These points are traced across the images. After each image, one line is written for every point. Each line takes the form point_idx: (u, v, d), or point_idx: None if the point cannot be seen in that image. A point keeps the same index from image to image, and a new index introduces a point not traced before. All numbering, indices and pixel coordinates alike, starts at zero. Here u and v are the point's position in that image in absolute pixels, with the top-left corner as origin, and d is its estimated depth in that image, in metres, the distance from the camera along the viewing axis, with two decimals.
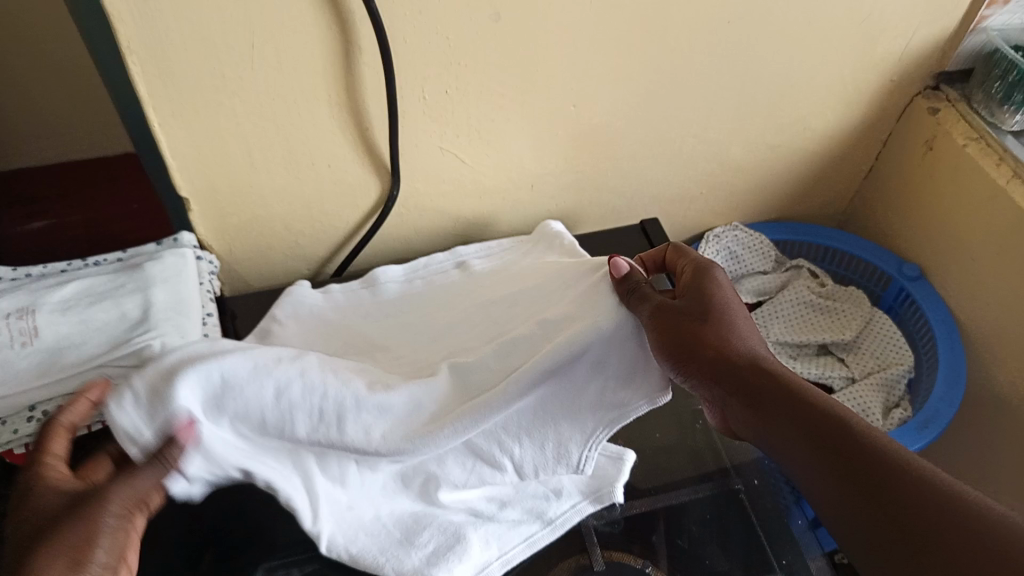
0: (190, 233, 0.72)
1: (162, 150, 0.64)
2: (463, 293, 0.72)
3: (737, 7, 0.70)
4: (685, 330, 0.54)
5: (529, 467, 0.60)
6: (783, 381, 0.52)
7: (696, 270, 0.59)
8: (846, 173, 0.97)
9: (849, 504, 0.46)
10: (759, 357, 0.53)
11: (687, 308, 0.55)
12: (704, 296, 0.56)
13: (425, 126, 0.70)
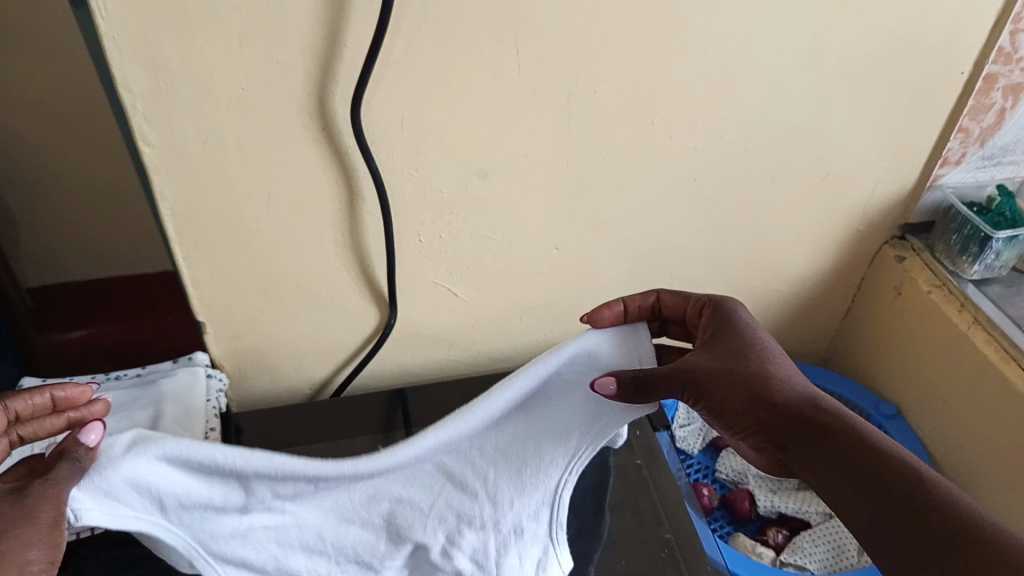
0: (204, 353, 0.79)
1: (185, 280, 0.72)
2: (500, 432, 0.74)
3: (704, 166, 0.79)
4: (722, 376, 0.56)
5: (503, 490, 0.68)
6: (802, 413, 0.54)
7: (721, 309, 0.61)
8: (825, 312, 1.03)
9: (875, 520, 0.47)
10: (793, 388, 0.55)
11: (714, 356, 0.58)
12: (728, 343, 0.58)
13: (420, 263, 0.78)
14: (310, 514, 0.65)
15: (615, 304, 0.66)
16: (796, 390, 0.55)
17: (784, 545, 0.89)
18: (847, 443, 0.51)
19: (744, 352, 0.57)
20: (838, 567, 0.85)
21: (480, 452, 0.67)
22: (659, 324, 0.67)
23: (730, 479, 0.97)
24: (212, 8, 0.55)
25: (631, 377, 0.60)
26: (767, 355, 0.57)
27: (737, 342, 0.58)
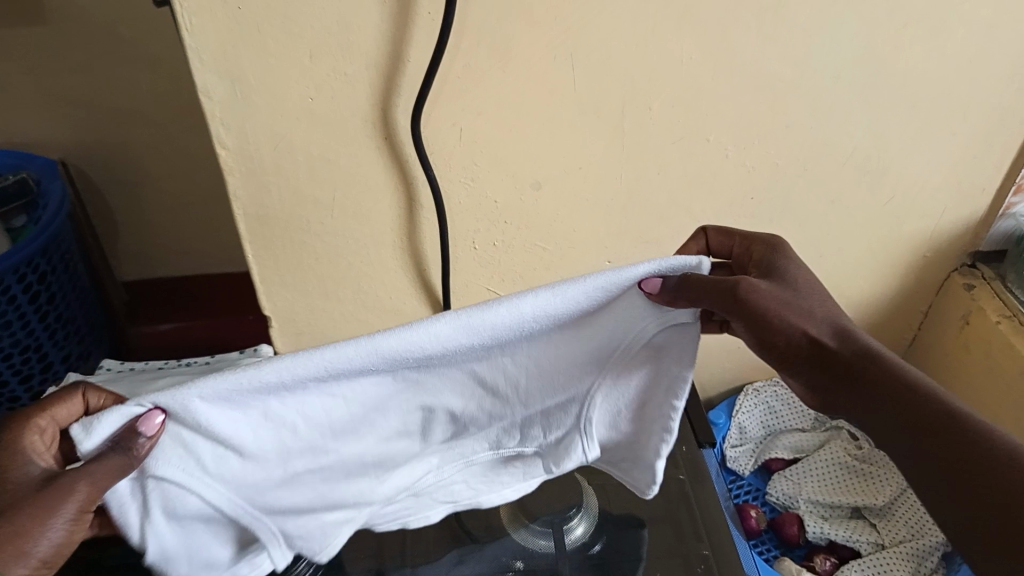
0: (269, 345, 0.84)
1: (254, 276, 0.77)
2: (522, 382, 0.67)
3: (760, 186, 0.79)
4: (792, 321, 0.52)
5: (534, 392, 0.59)
6: (885, 369, 0.51)
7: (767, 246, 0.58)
8: (889, 338, 1.01)
9: (968, 485, 0.47)
10: (839, 336, 0.53)
11: (790, 304, 0.53)
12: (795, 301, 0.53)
13: (476, 271, 0.81)
14: (345, 451, 0.57)
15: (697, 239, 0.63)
16: (841, 332, 0.53)
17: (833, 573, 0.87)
18: (902, 415, 0.50)
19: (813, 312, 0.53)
20: None
21: (526, 369, 0.58)
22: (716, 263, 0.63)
23: (780, 503, 0.96)
24: (283, 23, 0.60)
25: (667, 288, 0.53)
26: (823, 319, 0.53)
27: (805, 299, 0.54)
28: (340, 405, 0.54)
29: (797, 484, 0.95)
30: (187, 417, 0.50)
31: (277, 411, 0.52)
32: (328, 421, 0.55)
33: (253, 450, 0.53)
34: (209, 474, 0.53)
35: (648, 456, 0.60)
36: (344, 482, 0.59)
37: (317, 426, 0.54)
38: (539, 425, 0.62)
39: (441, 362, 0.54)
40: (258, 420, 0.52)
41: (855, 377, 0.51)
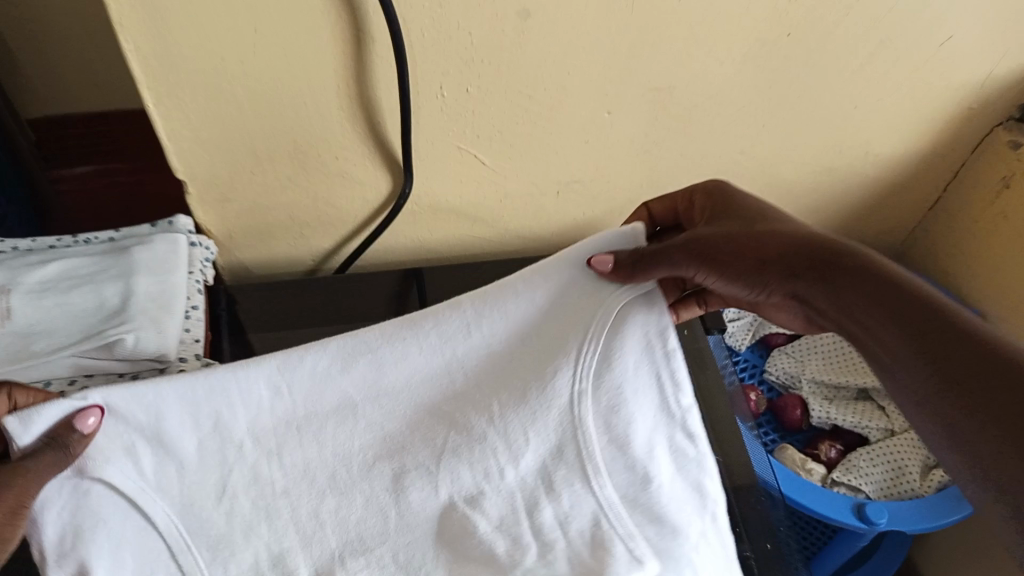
0: (187, 217, 0.67)
1: (159, 131, 0.60)
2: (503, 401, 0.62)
3: (800, 20, 0.63)
4: (764, 257, 0.49)
5: (514, 436, 0.59)
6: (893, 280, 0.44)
7: (711, 190, 0.56)
8: (909, 202, 0.89)
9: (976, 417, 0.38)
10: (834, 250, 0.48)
11: (761, 233, 0.50)
12: (771, 235, 0.50)
13: (443, 127, 0.65)
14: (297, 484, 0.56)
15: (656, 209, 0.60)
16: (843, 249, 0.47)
17: (837, 462, 0.81)
18: (901, 316, 0.42)
19: (795, 237, 0.49)
20: (894, 492, 0.77)
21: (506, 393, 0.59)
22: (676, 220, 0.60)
23: (780, 383, 0.88)
24: None
25: (621, 262, 0.55)
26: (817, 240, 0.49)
27: (789, 229, 0.50)
28: (311, 433, 0.56)
29: (800, 364, 0.86)
30: (136, 416, 0.50)
31: (230, 428, 0.53)
32: (296, 454, 0.56)
33: (196, 468, 0.53)
34: (160, 495, 0.52)
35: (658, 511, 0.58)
36: (307, 521, 0.57)
37: (273, 455, 0.55)
38: (528, 479, 0.60)
39: (397, 383, 0.57)
40: (225, 446, 0.54)
41: (850, 299, 0.45)
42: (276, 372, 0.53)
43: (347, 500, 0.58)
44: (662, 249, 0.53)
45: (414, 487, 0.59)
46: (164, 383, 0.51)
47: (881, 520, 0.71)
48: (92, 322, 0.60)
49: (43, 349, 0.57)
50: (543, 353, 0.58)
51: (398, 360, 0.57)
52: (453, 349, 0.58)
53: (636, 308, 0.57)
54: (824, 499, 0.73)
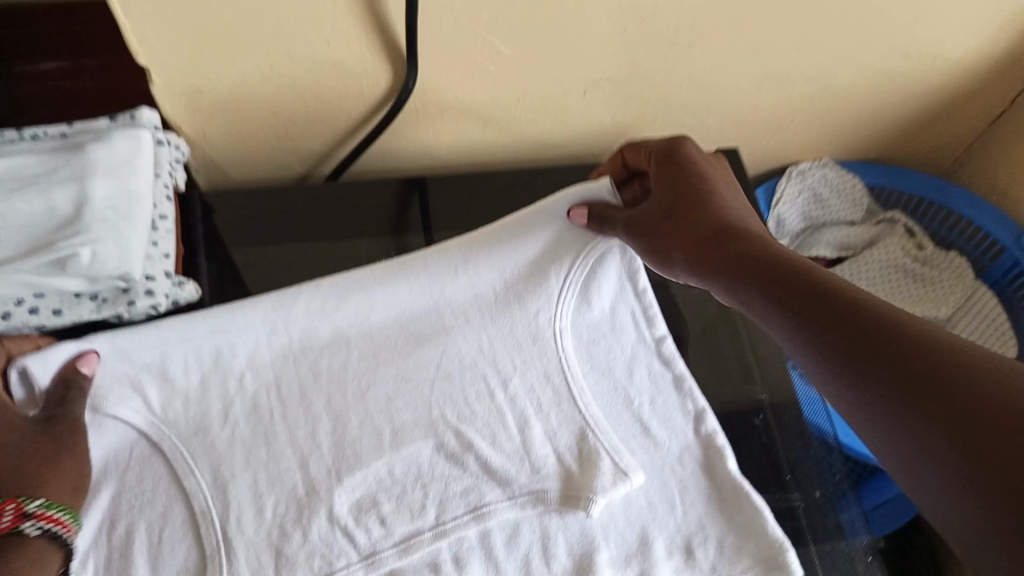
0: (152, 110, 0.57)
1: (108, 7, 0.49)
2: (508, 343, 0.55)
3: None
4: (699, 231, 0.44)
5: (505, 368, 0.55)
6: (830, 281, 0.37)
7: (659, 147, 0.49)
8: (970, 122, 0.78)
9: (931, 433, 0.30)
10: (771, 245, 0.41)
11: (696, 202, 0.45)
12: (694, 211, 0.45)
13: (455, 10, 0.54)
14: (279, 431, 0.49)
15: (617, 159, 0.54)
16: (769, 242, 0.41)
17: None
18: (789, 297, 0.37)
19: (715, 209, 0.44)
20: None
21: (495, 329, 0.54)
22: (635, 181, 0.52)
23: None
24: None
25: (596, 217, 0.50)
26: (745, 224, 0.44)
27: (718, 206, 0.45)
28: (307, 364, 0.49)
29: None
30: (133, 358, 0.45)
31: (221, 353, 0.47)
32: (290, 382, 0.49)
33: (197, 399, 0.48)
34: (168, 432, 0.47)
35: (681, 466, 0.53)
36: (304, 443, 0.50)
37: (262, 392, 0.49)
38: (531, 424, 0.54)
39: (389, 319, 0.50)
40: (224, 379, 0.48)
41: (788, 289, 0.38)
42: (273, 313, 0.47)
43: (344, 420, 0.51)
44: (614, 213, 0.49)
45: (413, 415, 0.52)
46: (167, 326, 0.45)
47: None
48: (40, 233, 0.49)
49: None
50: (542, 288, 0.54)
51: (394, 295, 0.49)
52: (446, 287, 0.51)
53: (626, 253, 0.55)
54: None
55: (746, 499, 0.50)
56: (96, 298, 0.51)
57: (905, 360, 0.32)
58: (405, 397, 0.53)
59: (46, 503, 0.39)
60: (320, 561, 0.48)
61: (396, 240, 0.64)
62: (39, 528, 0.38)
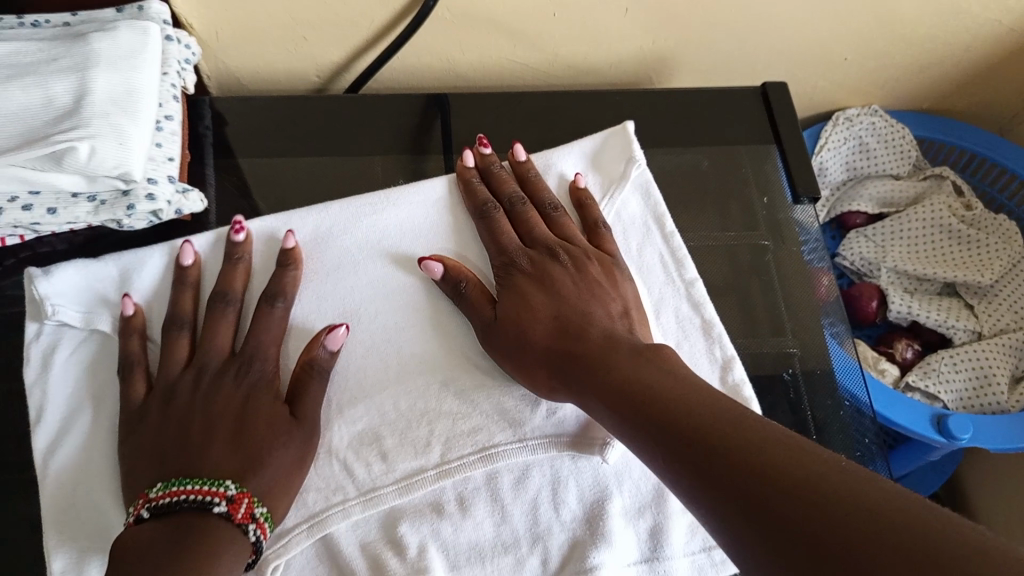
0: (161, 3, 0.53)
1: None
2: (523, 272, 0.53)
3: None
4: (512, 283, 0.49)
5: None
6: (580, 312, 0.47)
7: (484, 205, 0.53)
8: None
9: (743, 517, 0.32)
10: (548, 268, 0.49)
11: (517, 267, 0.50)
12: (528, 305, 0.48)
13: None
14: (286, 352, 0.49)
15: (517, 151, 0.56)
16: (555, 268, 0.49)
17: (913, 366, 0.70)
18: (592, 384, 0.43)
19: (518, 276, 0.49)
20: (973, 404, 0.67)
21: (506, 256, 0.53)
22: (491, 236, 0.52)
23: (854, 270, 0.76)
24: None
25: (447, 277, 0.50)
26: (584, 292, 0.48)
27: (560, 293, 0.48)
28: (314, 287, 0.51)
29: (880, 248, 0.75)
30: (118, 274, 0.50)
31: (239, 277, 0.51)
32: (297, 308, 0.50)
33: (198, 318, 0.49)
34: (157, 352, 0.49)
35: None
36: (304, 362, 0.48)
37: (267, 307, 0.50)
38: None
39: (400, 241, 0.53)
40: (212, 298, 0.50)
41: (566, 327, 0.46)
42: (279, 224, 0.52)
43: (350, 348, 0.49)
44: (474, 289, 0.50)
45: (416, 350, 0.49)
46: (155, 252, 0.51)
47: (962, 437, 0.61)
48: (36, 125, 0.46)
49: None
50: (556, 222, 0.53)
51: (384, 215, 0.54)
52: (433, 217, 0.54)
53: (632, 198, 0.56)
54: (904, 403, 0.63)
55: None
56: (94, 200, 0.48)
57: (674, 428, 0.37)
58: (417, 328, 0.50)
59: (269, 514, 0.42)
60: (317, 496, 0.45)
61: (415, 161, 0.60)
62: (257, 535, 0.42)
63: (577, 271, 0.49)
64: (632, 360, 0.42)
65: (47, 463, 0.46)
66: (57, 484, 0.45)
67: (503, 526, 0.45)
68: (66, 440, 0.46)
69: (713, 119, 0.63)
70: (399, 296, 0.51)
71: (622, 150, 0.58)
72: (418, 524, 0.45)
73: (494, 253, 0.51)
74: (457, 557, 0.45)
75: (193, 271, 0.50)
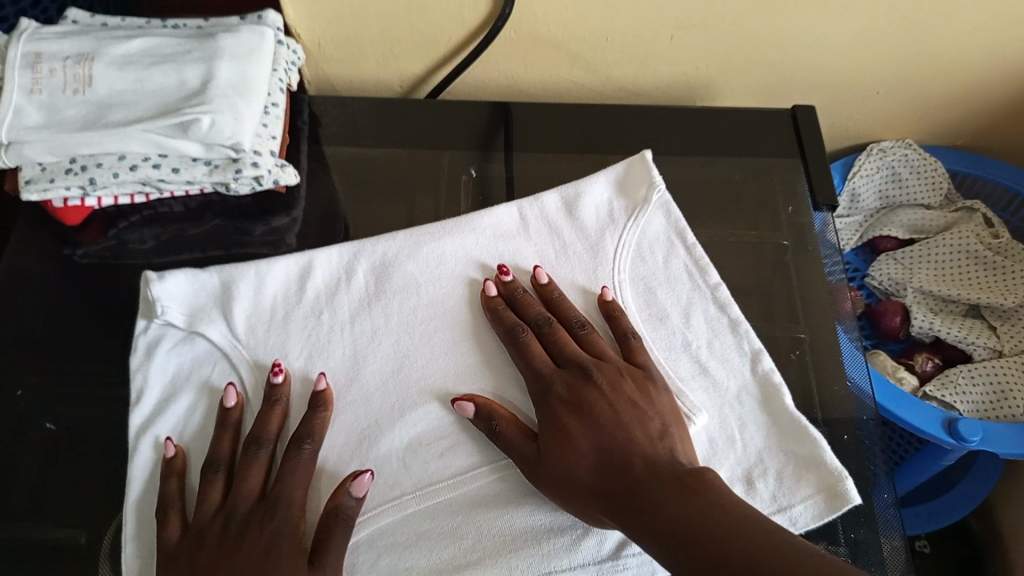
0: (277, 14, 0.63)
1: None
2: (564, 267, 0.60)
3: None
4: (550, 417, 0.50)
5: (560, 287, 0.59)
6: (619, 444, 0.48)
7: (512, 328, 0.55)
8: None
9: None
10: (581, 395, 0.51)
11: (548, 397, 0.51)
12: (571, 439, 0.49)
13: None
14: (349, 343, 0.55)
15: (539, 274, 0.58)
16: (589, 394, 0.51)
17: (931, 376, 0.74)
18: (647, 520, 0.44)
19: (553, 411, 0.50)
20: (992, 415, 0.70)
21: (555, 258, 0.61)
22: (518, 352, 0.54)
23: (881, 290, 0.82)
24: None
25: (479, 412, 0.51)
26: (620, 419, 0.49)
27: (599, 420, 0.49)
28: (382, 307, 0.57)
29: (908, 272, 0.80)
30: (216, 295, 0.57)
31: (316, 299, 0.57)
32: (365, 323, 0.56)
33: (281, 335, 0.55)
34: (248, 351, 0.55)
35: (746, 407, 0.55)
36: (365, 343, 0.55)
37: (336, 312, 0.56)
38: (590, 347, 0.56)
39: (454, 268, 0.59)
40: (295, 306, 0.57)
41: (608, 467, 0.47)
42: (352, 252, 0.59)
43: (411, 360, 0.55)
44: (510, 434, 0.50)
45: (467, 364, 0.55)
46: (248, 277, 0.57)
47: (974, 440, 0.64)
48: (170, 101, 0.56)
49: (120, 121, 0.55)
50: (591, 241, 0.62)
51: (443, 237, 0.60)
52: (488, 222, 0.61)
53: (657, 217, 0.63)
54: (915, 406, 0.66)
55: (806, 435, 0.53)
56: (210, 164, 0.58)
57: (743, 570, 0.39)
58: (474, 440, 0.52)
59: None
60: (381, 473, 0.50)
61: (479, 157, 0.68)
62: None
63: (609, 396, 0.51)
64: (682, 491, 0.44)
65: (137, 437, 0.52)
66: (153, 441, 0.52)
67: (558, 511, 0.49)
68: (165, 415, 0.53)
69: (746, 137, 0.70)
70: (457, 284, 0.58)
71: (644, 178, 0.64)
72: (476, 514, 0.49)
73: (527, 377, 0.53)
74: (513, 539, 0.48)
75: (234, 412, 0.52)
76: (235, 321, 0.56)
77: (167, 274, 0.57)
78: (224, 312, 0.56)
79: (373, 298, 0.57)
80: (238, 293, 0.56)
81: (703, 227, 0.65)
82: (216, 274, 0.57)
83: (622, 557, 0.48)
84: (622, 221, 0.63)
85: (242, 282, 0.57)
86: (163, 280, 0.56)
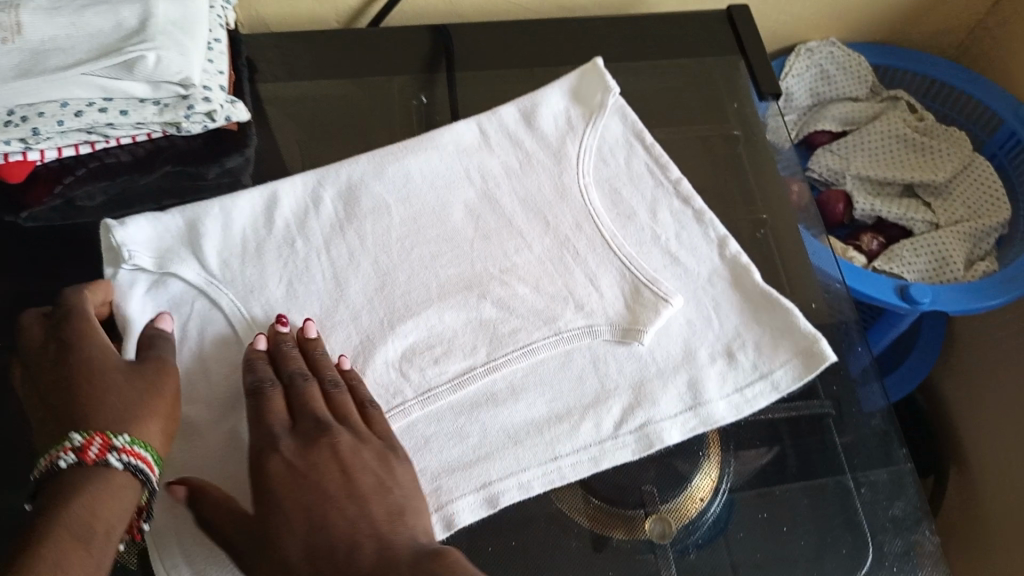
0: None
1: None
2: (531, 172, 0.60)
3: None
4: (270, 496, 0.43)
5: (527, 193, 0.59)
6: (341, 526, 0.42)
7: (254, 386, 0.47)
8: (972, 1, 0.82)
9: None
10: (313, 465, 0.44)
11: (265, 477, 0.43)
12: (286, 522, 0.42)
13: None
14: (328, 266, 0.55)
15: (307, 327, 0.51)
16: (319, 466, 0.44)
17: (878, 254, 0.80)
18: None
19: (267, 490, 0.43)
20: (936, 279, 0.79)
21: (518, 167, 0.61)
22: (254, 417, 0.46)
23: (823, 181, 0.85)
24: None
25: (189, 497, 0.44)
26: (356, 489, 0.43)
27: (328, 496, 0.43)
28: (354, 230, 0.56)
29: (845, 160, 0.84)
30: (180, 236, 0.55)
31: (287, 227, 0.56)
32: (340, 246, 0.56)
33: (256, 269, 0.54)
34: (226, 286, 0.53)
35: (719, 291, 0.56)
36: (343, 265, 0.55)
37: (309, 238, 0.56)
38: (565, 246, 0.57)
39: (422, 186, 0.59)
40: (266, 238, 0.56)
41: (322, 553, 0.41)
42: (317, 179, 0.58)
43: (393, 277, 0.55)
44: (221, 518, 0.43)
45: (448, 276, 0.55)
46: (211, 217, 0.55)
47: (925, 301, 0.69)
48: (109, 42, 0.54)
49: (60, 65, 0.52)
50: (552, 148, 0.61)
51: (406, 154, 0.60)
52: (447, 139, 0.61)
53: (613, 122, 0.63)
54: (871, 277, 0.70)
55: (778, 305, 0.55)
56: (159, 103, 0.57)
57: None
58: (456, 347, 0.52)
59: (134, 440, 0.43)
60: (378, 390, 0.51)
61: (425, 79, 0.68)
62: (124, 462, 0.43)
63: (343, 471, 0.44)
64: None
65: None
66: None
67: (553, 402, 0.51)
68: None
69: (685, 39, 0.72)
70: (428, 198, 0.59)
71: (599, 86, 0.64)
72: (477, 410, 0.51)
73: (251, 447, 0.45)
74: (517, 431, 0.50)
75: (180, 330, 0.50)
76: (205, 258, 0.54)
77: (122, 221, 0.54)
78: (196, 251, 0.54)
79: (345, 222, 0.57)
80: (206, 229, 0.55)
81: (655, 126, 0.67)
82: (179, 215, 0.55)
83: (621, 434, 0.51)
84: (579, 126, 0.63)
85: (208, 221, 0.55)
86: (125, 226, 0.53)
